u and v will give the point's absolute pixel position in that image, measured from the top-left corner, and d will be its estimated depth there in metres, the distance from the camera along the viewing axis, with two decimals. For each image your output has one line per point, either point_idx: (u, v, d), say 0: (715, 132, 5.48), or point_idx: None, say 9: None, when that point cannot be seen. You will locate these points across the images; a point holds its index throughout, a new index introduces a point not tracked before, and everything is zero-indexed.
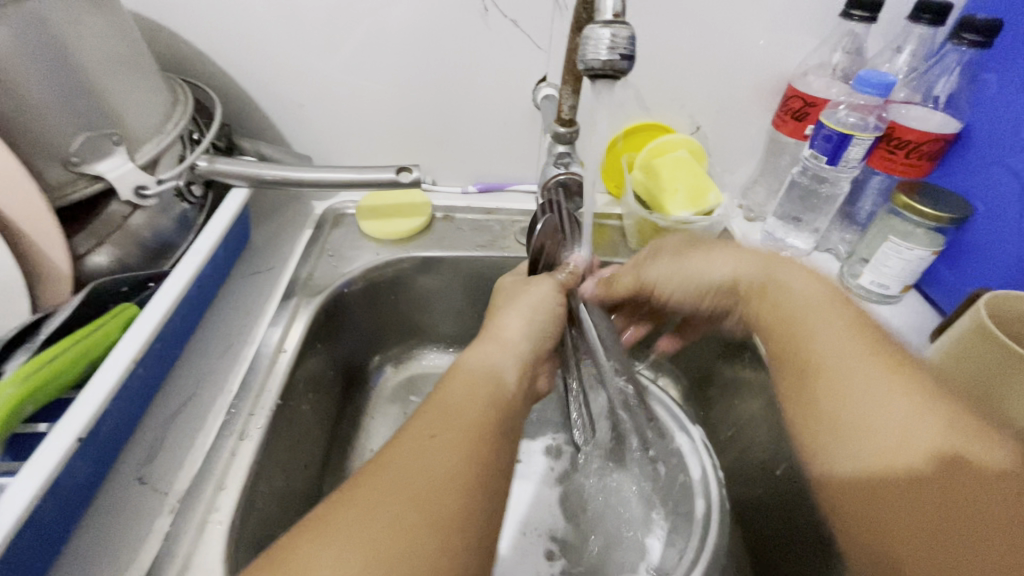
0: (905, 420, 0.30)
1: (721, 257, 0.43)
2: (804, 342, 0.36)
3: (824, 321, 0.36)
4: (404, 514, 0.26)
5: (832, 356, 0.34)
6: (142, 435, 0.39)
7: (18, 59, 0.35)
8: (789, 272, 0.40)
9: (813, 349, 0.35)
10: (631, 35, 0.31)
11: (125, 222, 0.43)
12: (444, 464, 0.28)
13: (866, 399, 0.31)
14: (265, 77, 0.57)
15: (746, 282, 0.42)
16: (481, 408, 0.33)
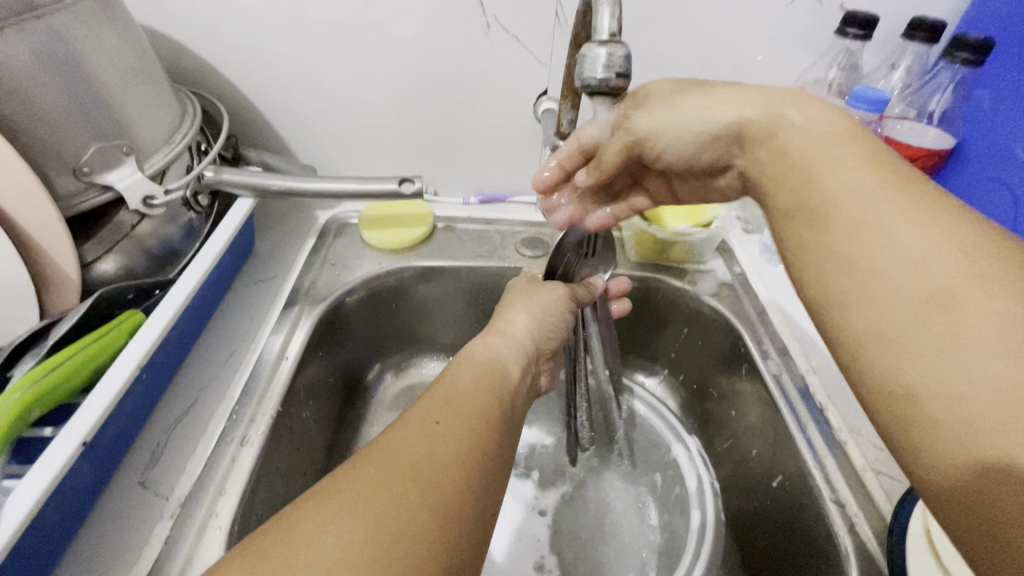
0: (947, 270, 0.24)
1: (720, 92, 0.34)
2: (814, 183, 0.29)
3: (842, 162, 0.29)
4: (407, 496, 0.25)
5: (849, 199, 0.28)
6: (145, 440, 0.40)
7: (35, 72, 0.36)
8: (799, 108, 0.31)
9: (825, 192, 0.29)
10: (627, 54, 0.31)
11: (132, 231, 0.45)
12: (443, 447, 0.28)
13: (895, 252, 0.26)
14: (272, 90, 0.58)
15: (748, 124, 0.33)
16: (485, 397, 0.33)
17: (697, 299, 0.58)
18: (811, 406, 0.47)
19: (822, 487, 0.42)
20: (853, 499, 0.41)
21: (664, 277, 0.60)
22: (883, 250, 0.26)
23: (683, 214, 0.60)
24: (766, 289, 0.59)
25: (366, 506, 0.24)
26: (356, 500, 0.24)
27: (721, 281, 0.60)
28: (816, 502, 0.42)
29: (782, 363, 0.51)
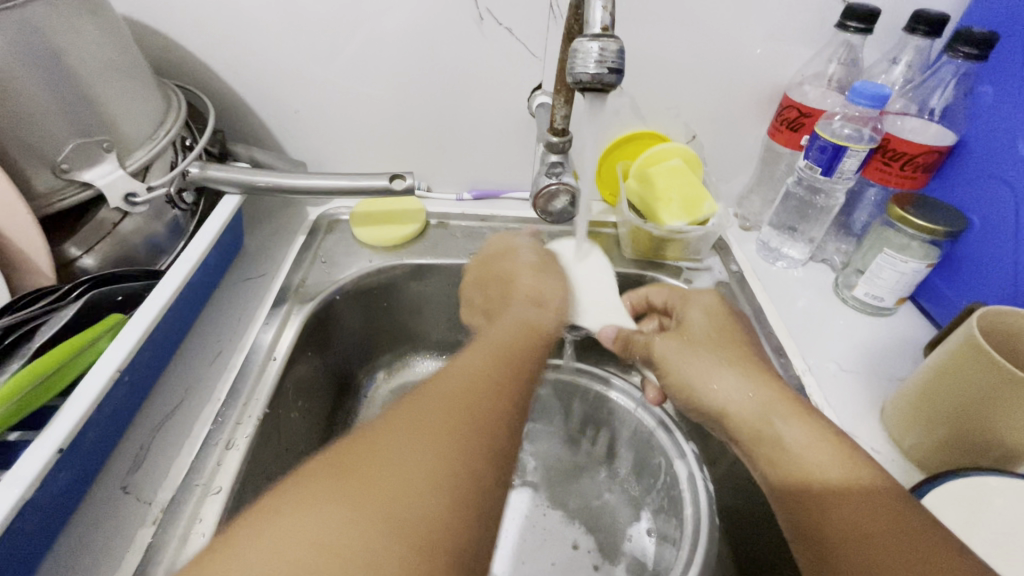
0: (822, 456, 0.36)
1: (703, 361, 0.45)
2: (729, 407, 0.42)
3: (774, 412, 0.39)
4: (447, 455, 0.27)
5: (769, 423, 0.39)
6: (127, 444, 0.39)
7: (14, 68, 0.35)
8: (722, 375, 0.43)
9: (728, 405, 0.42)
10: (620, 49, 0.30)
11: (115, 228, 0.44)
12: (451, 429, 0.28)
13: (797, 442, 0.37)
14: (261, 84, 0.57)
15: (738, 420, 0.41)
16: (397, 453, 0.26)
17: None
18: None
19: None
20: None
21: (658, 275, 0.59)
22: (801, 428, 0.38)
23: (678, 206, 0.57)
24: (761, 287, 0.58)
25: (359, 537, 0.23)
26: (340, 522, 0.23)
27: (716, 279, 0.59)
28: None
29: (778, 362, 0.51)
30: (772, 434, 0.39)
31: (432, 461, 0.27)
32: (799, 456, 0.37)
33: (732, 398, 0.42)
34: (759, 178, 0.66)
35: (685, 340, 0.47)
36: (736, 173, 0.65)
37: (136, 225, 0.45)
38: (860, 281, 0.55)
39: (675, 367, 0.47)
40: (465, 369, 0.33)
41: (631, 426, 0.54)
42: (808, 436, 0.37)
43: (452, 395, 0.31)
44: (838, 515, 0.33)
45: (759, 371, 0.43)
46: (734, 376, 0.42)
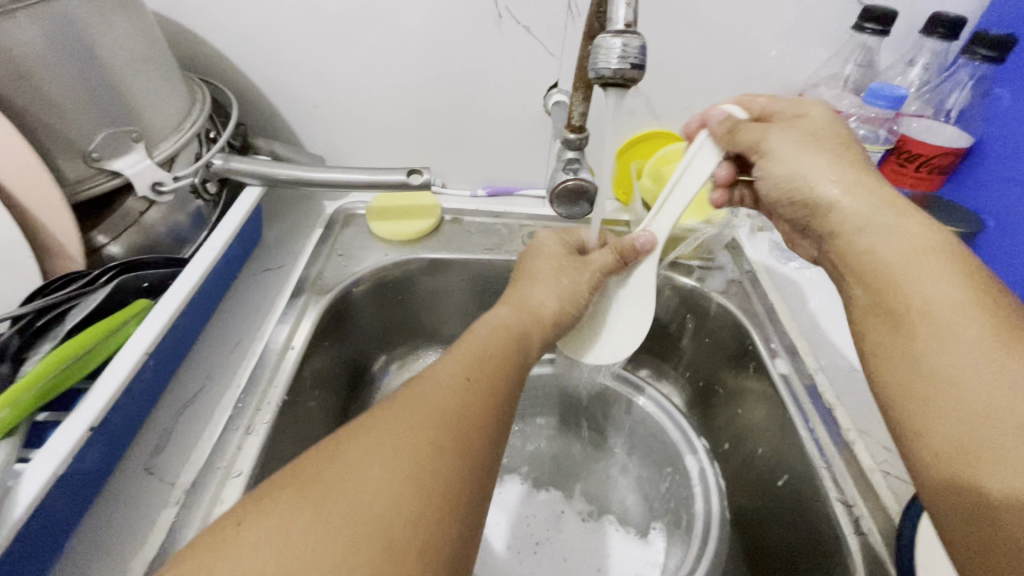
0: (967, 352, 0.27)
1: (780, 142, 0.39)
2: (890, 280, 0.32)
3: (925, 280, 0.31)
4: (437, 435, 0.27)
5: (917, 294, 0.31)
6: (150, 427, 0.40)
7: (49, 60, 0.36)
8: (857, 198, 0.36)
9: (891, 280, 0.32)
10: (642, 44, 0.31)
11: (141, 217, 0.45)
12: (446, 413, 0.29)
13: (937, 338, 0.29)
14: (282, 80, 0.58)
15: (853, 206, 0.36)
16: (430, 432, 0.27)
17: (706, 295, 0.58)
18: (819, 405, 0.47)
19: (830, 488, 0.42)
20: (860, 501, 0.41)
21: (672, 273, 0.59)
22: (946, 305, 0.29)
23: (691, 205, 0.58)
24: (773, 287, 0.58)
25: (344, 523, 0.23)
26: (319, 517, 0.23)
27: (728, 278, 0.59)
28: (822, 504, 0.42)
29: (790, 361, 0.51)
30: (929, 303, 0.30)
31: (415, 427, 0.27)
32: (953, 358, 0.28)
33: (888, 252, 0.33)
34: None
35: (844, 178, 0.37)
36: None
37: (160, 216, 0.46)
38: None
39: (782, 159, 0.39)
40: (462, 350, 0.34)
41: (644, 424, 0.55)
42: (941, 274, 0.30)
43: (451, 385, 0.31)
44: (924, 457, 0.28)
45: (916, 222, 0.33)
46: (817, 163, 0.38)
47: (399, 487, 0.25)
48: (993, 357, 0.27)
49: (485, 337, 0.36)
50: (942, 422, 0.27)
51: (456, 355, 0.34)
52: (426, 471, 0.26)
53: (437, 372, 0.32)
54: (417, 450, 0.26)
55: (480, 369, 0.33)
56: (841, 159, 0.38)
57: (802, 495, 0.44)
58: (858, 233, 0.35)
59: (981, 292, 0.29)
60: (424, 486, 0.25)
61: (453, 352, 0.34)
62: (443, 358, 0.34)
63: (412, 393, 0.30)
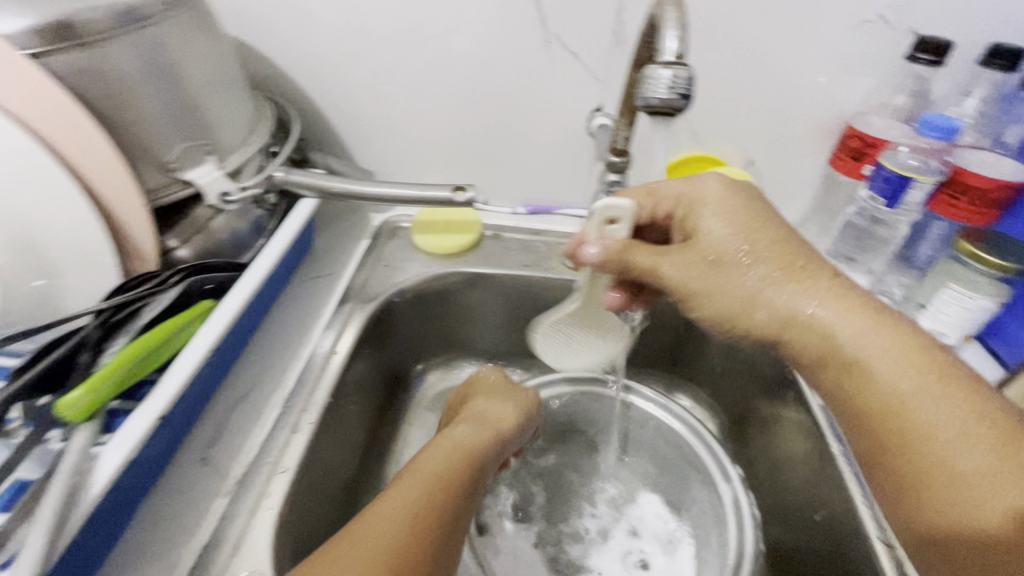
0: (938, 424, 0.32)
1: (716, 219, 0.41)
2: (865, 380, 0.35)
3: (884, 363, 0.35)
4: (413, 529, 0.30)
5: (885, 380, 0.35)
6: (206, 420, 0.43)
7: (139, 79, 0.40)
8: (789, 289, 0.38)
9: (876, 380, 0.35)
10: (691, 76, 0.32)
11: (208, 223, 0.48)
12: (423, 508, 0.31)
13: (935, 416, 0.32)
14: (339, 98, 0.62)
15: (786, 306, 0.38)
16: (411, 524, 0.30)
17: None
18: None
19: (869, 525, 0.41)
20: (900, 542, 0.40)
21: None
22: (925, 393, 0.33)
23: None
24: None
25: None
26: None
27: None
28: (862, 540, 0.41)
29: None
30: (917, 418, 0.33)
31: (397, 525, 0.30)
32: (951, 445, 0.31)
33: (850, 341, 0.36)
34: (817, 206, 0.65)
35: (812, 297, 0.38)
36: (793, 200, 0.65)
37: (226, 223, 0.49)
38: (922, 316, 0.53)
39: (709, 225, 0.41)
40: (418, 477, 0.34)
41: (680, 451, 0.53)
42: (900, 360, 0.35)
43: (429, 481, 0.34)
44: (935, 535, 0.31)
45: (867, 321, 0.36)
46: (780, 277, 0.39)
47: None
48: (983, 443, 0.31)
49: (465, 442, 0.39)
50: (952, 507, 0.30)
51: (431, 454, 0.37)
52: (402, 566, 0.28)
53: (409, 473, 0.35)
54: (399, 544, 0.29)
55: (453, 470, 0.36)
56: (800, 277, 0.39)
57: (841, 532, 0.43)
58: (840, 356, 0.37)
59: (924, 375, 0.34)
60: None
61: (424, 455, 0.37)
62: (423, 460, 0.36)
63: (395, 491, 0.33)
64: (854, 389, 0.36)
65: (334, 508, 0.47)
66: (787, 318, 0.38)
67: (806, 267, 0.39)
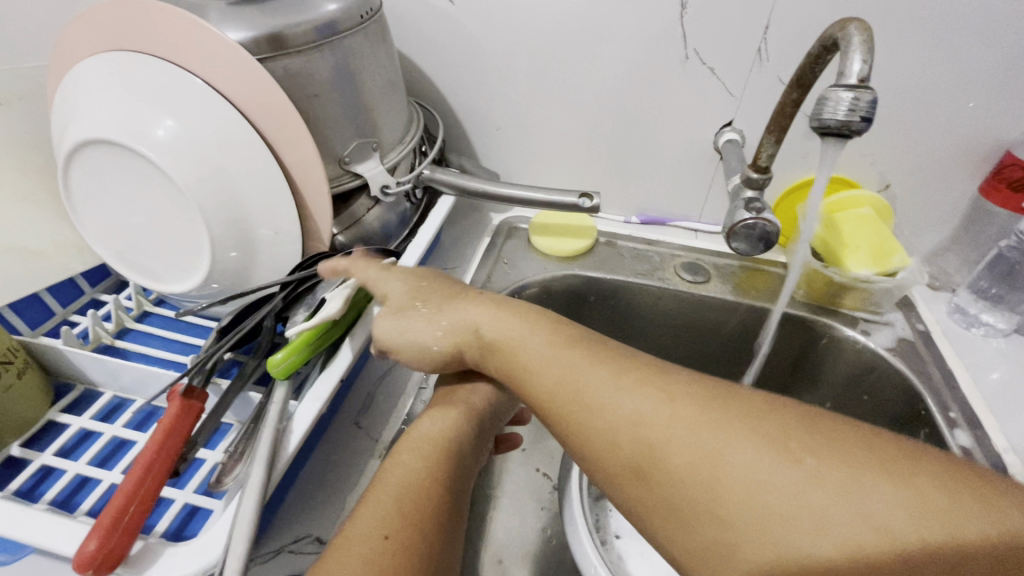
0: (758, 477, 0.26)
1: (513, 323, 0.38)
2: (603, 417, 0.31)
3: (634, 398, 0.31)
4: (400, 504, 0.32)
5: (636, 429, 0.30)
6: (359, 388, 0.47)
7: (331, 82, 0.46)
8: (531, 340, 0.37)
9: (612, 424, 0.31)
10: (874, 99, 0.32)
11: (366, 213, 0.53)
12: (416, 484, 0.33)
13: (721, 459, 0.27)
14: (476, 104, 0.66)
15: (563, 363, 0.34)
16: (416, 493, 0.33)
17: (873, 350, 0.55)
18: None
19: None
20: None
21: (833, 322, 0.57)
22: (713, 444, 0.27)
23: (867, 254, 0.56)
24: (952, 351, 0.54)
25: None
26: None
27: (898, 336, 0.56)
28: None
29: (973, 434, 0.47)
30: (679, 478, 0.28)
31: (396, 503, 0.32)
32: (755, 490, 0.26)
33: (569, 375, 0.34)
34: (959, 236, 0.61)
35: (610, 378, 0.32)
36: (931, 228, 0.62)
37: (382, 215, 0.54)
38: None
39: (505, 346, 0.38)
40: (386, 498, 0.32)
41: None
42: (638, 394, 0.31)
43: (421, 452, 0.36)
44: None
45: (667, 393, 0.30)
46: (539, 338, 0.37)
47: (386, 559, 0.28)
48: (829, 475, 0.25)
49: (440, 422, 0.39)
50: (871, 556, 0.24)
51: (430, 424, 0.38)
52: (401, 522, 0.30)
53: (406, 447, 0.37)
54: (401, 512, 0.31)
55: (434, 449, 0.36)
56: (637, 374, 0.32)
57: None
58: (637, 436, 0.30)
59: (728, 425, 0.28)
60: (399, 537, 0.30)
61: (424, 431, 0.38)
62: (407, 441, 0.37)
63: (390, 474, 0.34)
64: (648, 493, 0.29)
65: None
66: (615, 427, 0.31)
67: (653, 366, 0.33)
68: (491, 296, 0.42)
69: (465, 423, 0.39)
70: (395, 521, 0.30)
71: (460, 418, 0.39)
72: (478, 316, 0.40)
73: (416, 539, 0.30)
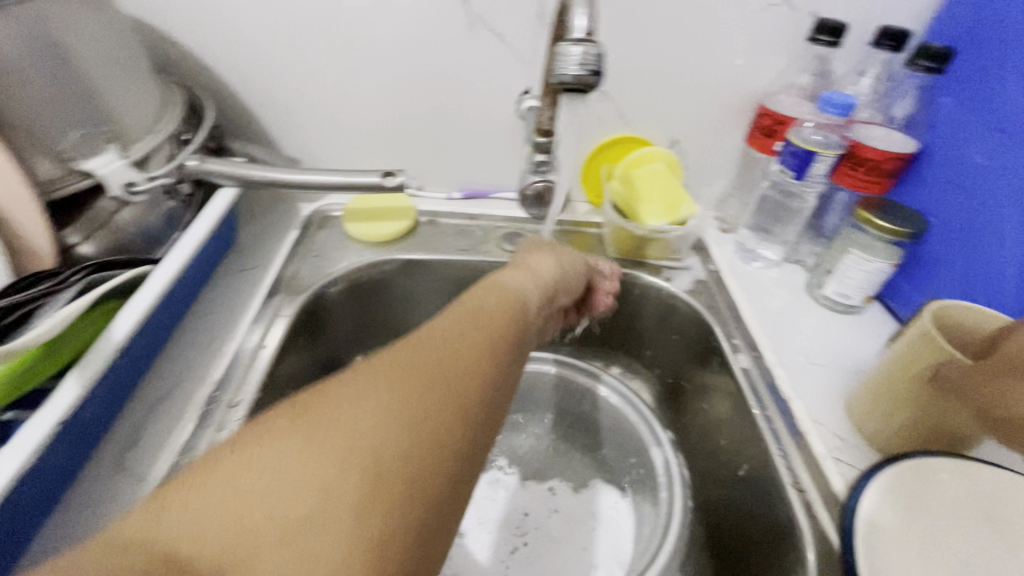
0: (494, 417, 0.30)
1: (517, 274, 0.42)
2: (479, 312, 0.34)
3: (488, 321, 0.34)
4: (410, 373, 0.28)
5: (452, 319, 0.33)
6: (122, 423, 0.41)
7: (22, 58, 0.37)
8: (508, 275, 0.41)
9: (445, 312, 0.34)
10: (600, 53, 0.33)
11: (112, 217, 0.45)
12: (446, 346, 0.30)
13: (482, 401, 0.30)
14: (258, 82, 0.59)
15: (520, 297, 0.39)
16: (447, 357, 0.29)
17: (673, 294, 0.60)
18: (776, 396, 0.49)
19: (782, 472, 0.44)
20: (811, 486, 0.43)
21: (639, 273, 0.61)
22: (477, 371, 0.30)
23: (659, 207, 0.60)
24: (736, 284, 0.61)
25: (303, 471, 0.22)
26: (283, 459, 0.23)
27: (694, 278, 0.62)
28: (778, 488, 0.44)
29: (752, 356, 0.53)
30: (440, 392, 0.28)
31: (398, 378, 0.27)
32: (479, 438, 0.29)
33: (481, 302, 0.36)
34: (738, 182, 0.68)
35: (517, 280, 0.41)
36: (715, 177, 0.68)
37: (137, 218, 0.46)
38: (829, 279, 0.58)
39: (510, 282, 0.40)
40: (377, 390, 0.26)
41: (613, 419, 0.58)
42: (495, 305, 0.36)
43: (462, 320, 0.33)
44: None
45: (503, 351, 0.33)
46: (509, 276, 0.41)
47: (399, 421, 0.25)
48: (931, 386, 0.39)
49: (494, 300, 0.36)
50: None
51: (490, 301, 0.36)
52: (422, 395, 0.27)
53: (454, 314, 0.33)
54: (425, 375, 0.28)
55: (481, 320, 0.33)
56: (493, 301, 0.36)
57: (760, 479, 0.47)
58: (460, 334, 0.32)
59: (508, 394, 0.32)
60: (423, 406, 0.26)
61: (491, 312, 0.35)
62: (449, 311, 0.34)
63: (439, 333, 0.31)
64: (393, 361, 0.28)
65: None
66: (461, 325, 0.32)
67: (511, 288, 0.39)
68: (550, 258, 0.47)
69: (520, 310, 0.37)
70: (421, 391, 0.27)
71: (518, 300, 0.38)
72: (512, 275, 0.42)
73: (440, 418, 0.27)
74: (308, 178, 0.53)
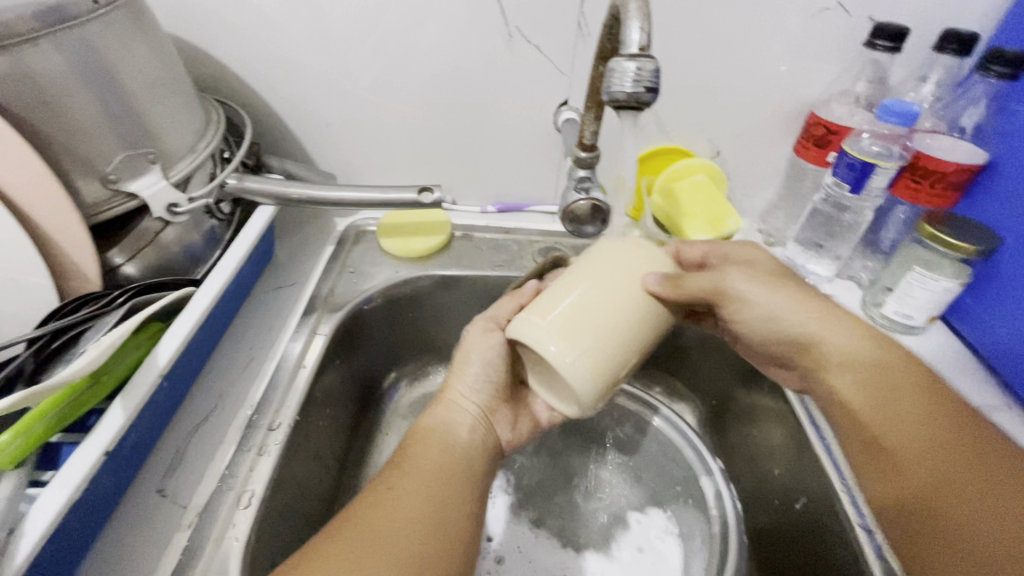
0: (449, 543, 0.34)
1: (478, 356, 0.44)
2: (431, 439, 0.39)
3: (446, 454, 0.39)
4: (386, 519, 0.33)
5: (419, 450, 0.38)
6: (164, 447, 0.40)
7: (72, 82, 0.37)
8: (477, 353, 0.44)
9: (416, 440, 0.40)
10: (656, 69, 0.31)
11: (157, 236, 0.45)
12: (412, 480, 0.36)
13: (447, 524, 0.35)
14: (296, 99, 0.59)
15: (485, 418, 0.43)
16: (424, 495, 0.35)
17: None
18: None
19: (849, 510, 0.41)
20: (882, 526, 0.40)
21: None
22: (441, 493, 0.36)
23: (703, 221, 0.57)
24: None
25: None
26: None
27: None
28: (843, 527, 0.41)
29: None
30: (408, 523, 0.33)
31: (383, 519, 0.33)
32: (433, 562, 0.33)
33: (422, 433, 0.40)
34: (785, 194, 0.65)
35: (462, 379, 0.44)
36: (761, 189, 0.65)
37: (178, 238, 0.46)
38: (888, 299, 0.54)
39: (478, 379, 0.44)
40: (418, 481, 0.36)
41: (658, 441, 0.56)
42: (446, 429, 0.40)
43: (427, 454, 0.38)
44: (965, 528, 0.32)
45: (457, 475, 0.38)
46: (471, 371, 0.44)
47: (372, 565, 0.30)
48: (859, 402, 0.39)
49: (438, 433, 0.40)
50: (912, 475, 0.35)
51: (430, 426, 0.41)
52: (399, 539, 0.32)
53: (411, 446, 0.39)
54: (400, 514, 0.33)
55: (436, 451, 0.39)
56: (419, 429, 0.41)
57: (821, 514, 0.44)
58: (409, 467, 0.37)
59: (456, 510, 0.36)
60: (398, 539, 0.32)
61: (431, 442, 0.39)
62: (428, 441, 0.39)
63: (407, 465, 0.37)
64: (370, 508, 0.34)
65: (309, 529, 0.45)
66: (427, 456, 0.38)
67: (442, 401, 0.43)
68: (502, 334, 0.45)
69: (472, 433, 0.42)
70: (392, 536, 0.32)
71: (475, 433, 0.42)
72: (480, 349, 0.45)
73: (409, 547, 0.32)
74: (345, 195, 0.53)
